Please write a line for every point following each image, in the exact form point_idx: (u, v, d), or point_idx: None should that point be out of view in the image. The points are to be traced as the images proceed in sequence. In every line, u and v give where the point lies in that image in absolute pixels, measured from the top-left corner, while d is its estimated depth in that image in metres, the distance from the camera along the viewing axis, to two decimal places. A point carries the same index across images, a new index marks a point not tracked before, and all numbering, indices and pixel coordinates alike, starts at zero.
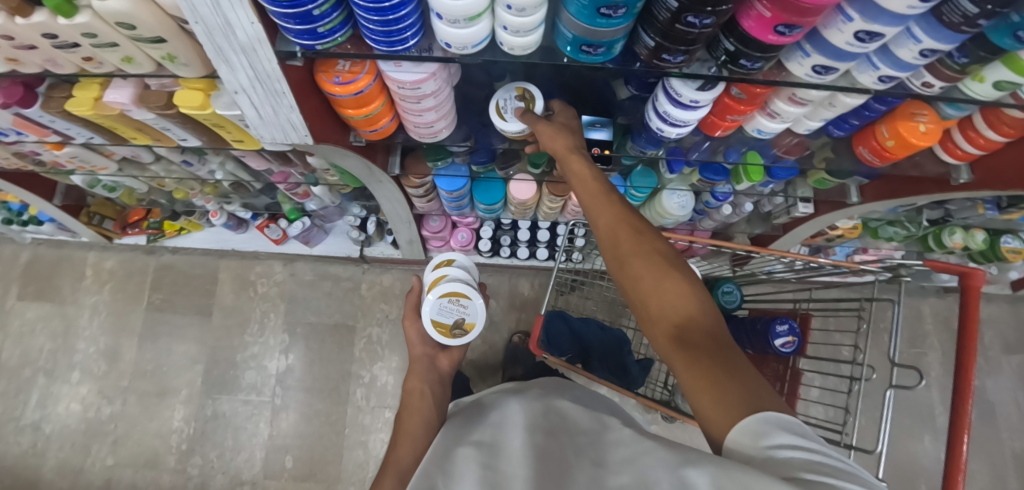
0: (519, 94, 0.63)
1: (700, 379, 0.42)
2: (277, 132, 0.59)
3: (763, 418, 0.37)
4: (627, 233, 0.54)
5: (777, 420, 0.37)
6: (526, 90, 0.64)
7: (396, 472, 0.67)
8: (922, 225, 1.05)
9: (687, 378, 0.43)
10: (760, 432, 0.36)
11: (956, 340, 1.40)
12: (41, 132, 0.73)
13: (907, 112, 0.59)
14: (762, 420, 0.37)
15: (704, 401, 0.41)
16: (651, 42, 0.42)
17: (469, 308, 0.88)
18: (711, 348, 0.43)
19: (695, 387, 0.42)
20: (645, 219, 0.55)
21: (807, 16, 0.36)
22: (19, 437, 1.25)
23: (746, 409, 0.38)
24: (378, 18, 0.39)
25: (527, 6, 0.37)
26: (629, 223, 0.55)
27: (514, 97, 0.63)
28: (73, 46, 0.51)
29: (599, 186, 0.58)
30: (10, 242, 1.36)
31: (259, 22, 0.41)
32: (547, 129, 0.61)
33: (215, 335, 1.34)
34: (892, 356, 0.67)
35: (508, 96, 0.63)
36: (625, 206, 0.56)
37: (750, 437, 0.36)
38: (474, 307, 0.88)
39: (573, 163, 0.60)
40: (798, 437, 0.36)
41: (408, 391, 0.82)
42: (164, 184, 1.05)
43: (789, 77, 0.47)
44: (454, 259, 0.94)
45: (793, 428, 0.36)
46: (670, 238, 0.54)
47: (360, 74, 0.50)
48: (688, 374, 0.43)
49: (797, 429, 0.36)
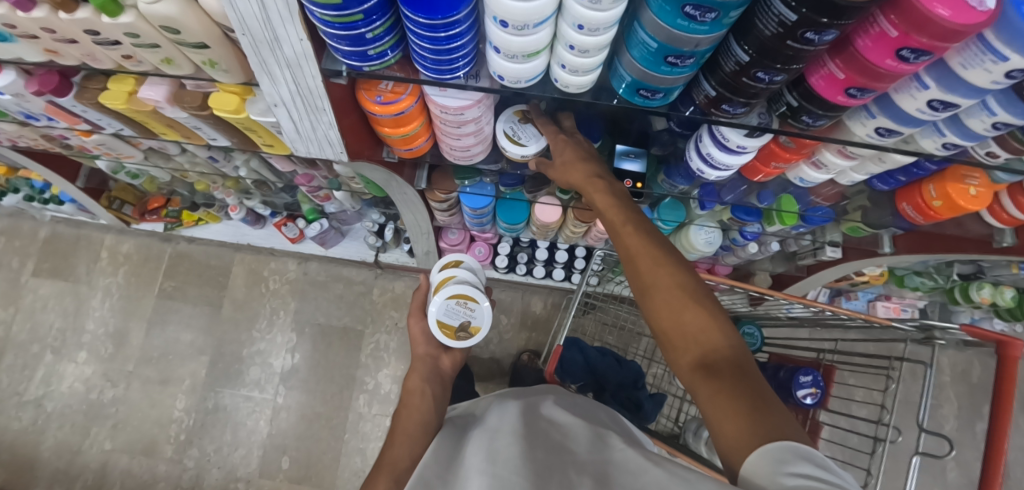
0: (522, 122, 0.60)
1: (725, 413, 0.40)
2: (313, 146, 0.59)
3: (783, 446, 0.36)
4: (652, 261, 0.51)
5: (799, 449, 0.36)
6: (523, 113, 0.61)
7: (390, 471, 0.65)
8: (950, 278, 1.03)
9: (711, 413, 0.41)
10: (782, 459, 0.35)
11: (973, 395, 1.37)
12: (72, 119, 0.73)
13: (958, 175, 0.57)
14: (783, 448, 0.36)
15: (728, 434, 0.39)
16: (712, 90, 0.41)
17: (476, 311, 0.83)
18: (737, 381, 0.42)
19: (720, 422, 0.40)
20: (672, 247, 0.52)
21: (881, 81, 0.34)
22: (20, 413, 1.25)
23: (770, 438, 0.37)
24: (431, 46, 0.38)
25: (590, 49, 0.35)
26: (654, 251, 0.51)
27: (517, 122, 0.60)
28: (114, 43, 0.50)
29: (620, 215, 0.55)
30: (29, 218, 1.37)
31: (308, 40, 0.40)
32: (568, 148, 0.58)
33: (223, 328, 1.33)
34: (922, 419, 0.62)
35: (512, 122, 0.60)
36: (646, 234, 0.53)
37: (770, 463, 0.35)
38: (481, 311, 0.84)
39: (592, 190, 0.57)
40: (817, 468, 0.34)
41: (407, 389, 0.78)
42: (188, 175, 1.04)
43: (845, 134, 0.45)
44: (461, 260, 0.89)
45: (813, 459, 0.35)
46: (694, 269, 0.51)
47: (402, 95, 0.49)
48: (713, 409, 0.41)
49: (820, 460, 0.35)
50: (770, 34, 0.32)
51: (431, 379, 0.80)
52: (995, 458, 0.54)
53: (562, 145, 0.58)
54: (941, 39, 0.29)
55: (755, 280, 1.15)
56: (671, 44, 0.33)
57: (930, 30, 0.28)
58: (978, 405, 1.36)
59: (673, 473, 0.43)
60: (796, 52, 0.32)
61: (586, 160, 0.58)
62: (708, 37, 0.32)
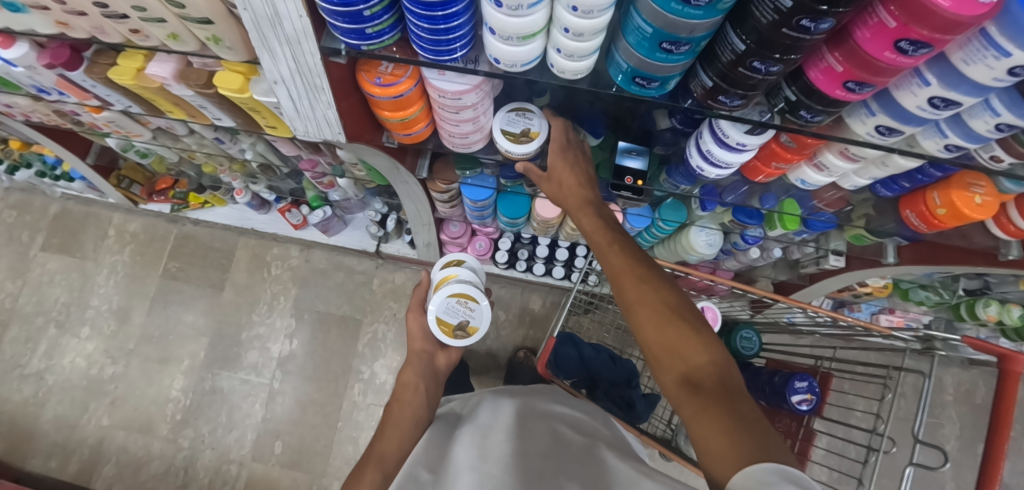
0: (535, 139, 0.59)
1: (709, 429, 0.39)
2: (312, 126, 0.59)
3: (768, 465, 0.33)
4: (635, 279, 0.51)
5: (785, 471, 0.32)
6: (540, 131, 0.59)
7: (377, 464, 0.66)
8: (955, 293, 1.02)
9: (694, 427, 0.40)
10: (767, 482, 0.32)
11: (976, 415, 1.34)
12: (83, 95, 0.74)
13: (963, 182, 0.55)
14: (770, 469, 0.32)
15: (713, 450, 0.37)
16: (709, 81, 0.40)
17: (476, 311, 0.82)
18: (719, 398, 0.40)
19: (705, 438, 0.39)
20: (654, 269, 0.52)
21: (880, 75, 0.34)
22: (21, 385, 1.27)
23: (755, 455, 0.35)
24: (428, 26, 0.38)
25: (586, 32, 0.35)
26: (636, 271, 0.52)
27: (529, 125, 0.59)
28: (123, 17, 0.51)
29: (605, 237, 0.58)
30: (41, 194, 1.39)
31: (307, 17, 0.40)
32: (565, 172, 0.60)
33: (224, 310, 1.34)
34: (917, 432, 0.61)
35: (527, 121, 0.59)
36: (631, 254, 0.55)
37: (755, 484, 0.32)
38: (480, 311, 0.83)
39: (583, 216, 0.61)
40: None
41: (402, 383, 0.79)
42: (194, 157, 1.06)
43: (846, 133, 0.45)
44: (463, 259, 0.88)
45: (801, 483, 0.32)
46: (678, 289, 0.50)
47: (402, 78, 0.49)
48: (698, 428, 0.40)
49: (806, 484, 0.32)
50: (766, 22, 0.31)
51: (426, 375, 0.80)
52: (991, 472, 0.52)
53: (559, 166, 0.60)
54: (941, 32, 0.28)
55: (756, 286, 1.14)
56: (667, 30, 0.33)
57: (930, 21, 0.28)
58: (981, 426, 1.33)
59: (661, 483, 0.44)
60: (794, 42, 0.32)
61: (582, 184, 0.62)
62: (703, 23, 0.32)
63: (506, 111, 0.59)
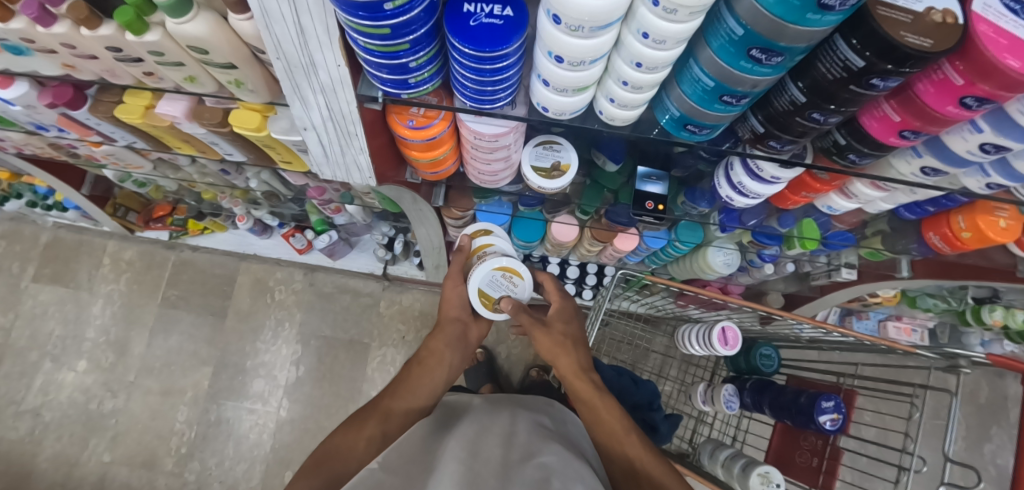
0: (566, 173, 0.58)
1: None
2: (339, 170, 0.58)
3: None
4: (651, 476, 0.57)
5: None
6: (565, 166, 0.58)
7: (381, 419, 0.62)
8: (963, 301, 1.04)
9: None
10: None
11: (981, 416, 1.36)
12: (84, 132, 0.71)
13: (987, 207, 0.56)
14: None
15: None
16: (759, 126, 0.40)
17: (519, 287, 0.75)
18: None
19: None
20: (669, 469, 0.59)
21: (937, 125, 0.34)
22: (16, 423, 1.22)
23: None
24: (475, 76, 0.37)
25: (644, 86, 0.34)
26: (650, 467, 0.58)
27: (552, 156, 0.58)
28: (137, 60, 0.49)
29: (617, 422, 0.63)
30: (30, 222, 1.34)
31: (345, 66, 0.38)
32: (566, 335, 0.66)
33: (226, 338, 1.31)
34: (948, 450, 0.61)
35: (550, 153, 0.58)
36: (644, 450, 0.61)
37: None
38: (523, 286, 0.75)
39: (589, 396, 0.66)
40: None
41: (426, 349, 0.73)
42: (195, 185, 1.03)
43: (887, 172, 0.45)
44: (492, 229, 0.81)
45: None
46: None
47: (434, 120, 0.48)
48: None
49: None
50: (832, 78, 0.31)
51: (454, 346, 0.74)
52: None
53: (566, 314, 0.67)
54: (1006, 88, 0.29)
55: (767, 299, 1.14)
56: (726, 83, 0.32)
57: (996, 79, 0.28)
58: (986, 426, 1.36)
59: None
60: (854, 96, 0.32)
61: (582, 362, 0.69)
62: (768, 78, 0.31)
63: (534, 145, 0.58)
